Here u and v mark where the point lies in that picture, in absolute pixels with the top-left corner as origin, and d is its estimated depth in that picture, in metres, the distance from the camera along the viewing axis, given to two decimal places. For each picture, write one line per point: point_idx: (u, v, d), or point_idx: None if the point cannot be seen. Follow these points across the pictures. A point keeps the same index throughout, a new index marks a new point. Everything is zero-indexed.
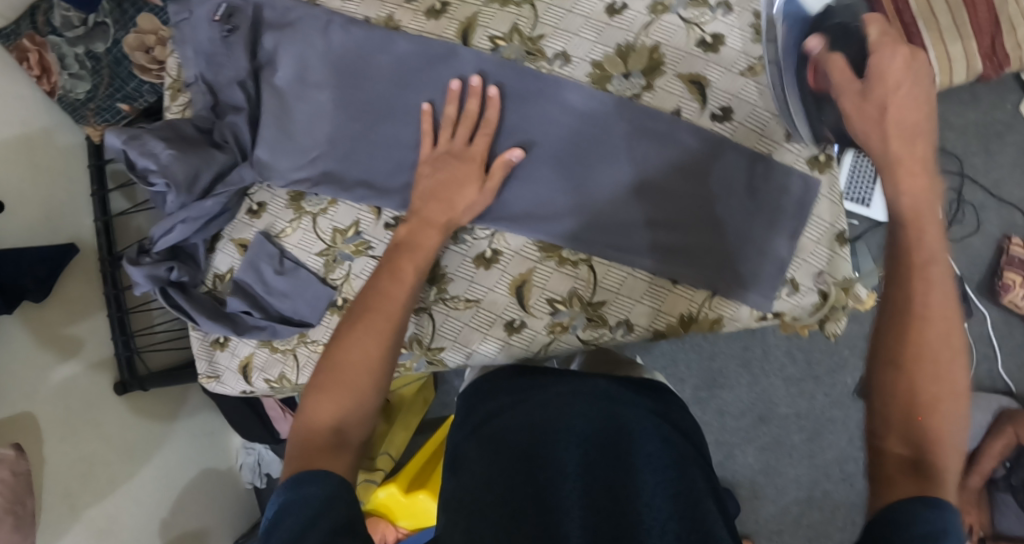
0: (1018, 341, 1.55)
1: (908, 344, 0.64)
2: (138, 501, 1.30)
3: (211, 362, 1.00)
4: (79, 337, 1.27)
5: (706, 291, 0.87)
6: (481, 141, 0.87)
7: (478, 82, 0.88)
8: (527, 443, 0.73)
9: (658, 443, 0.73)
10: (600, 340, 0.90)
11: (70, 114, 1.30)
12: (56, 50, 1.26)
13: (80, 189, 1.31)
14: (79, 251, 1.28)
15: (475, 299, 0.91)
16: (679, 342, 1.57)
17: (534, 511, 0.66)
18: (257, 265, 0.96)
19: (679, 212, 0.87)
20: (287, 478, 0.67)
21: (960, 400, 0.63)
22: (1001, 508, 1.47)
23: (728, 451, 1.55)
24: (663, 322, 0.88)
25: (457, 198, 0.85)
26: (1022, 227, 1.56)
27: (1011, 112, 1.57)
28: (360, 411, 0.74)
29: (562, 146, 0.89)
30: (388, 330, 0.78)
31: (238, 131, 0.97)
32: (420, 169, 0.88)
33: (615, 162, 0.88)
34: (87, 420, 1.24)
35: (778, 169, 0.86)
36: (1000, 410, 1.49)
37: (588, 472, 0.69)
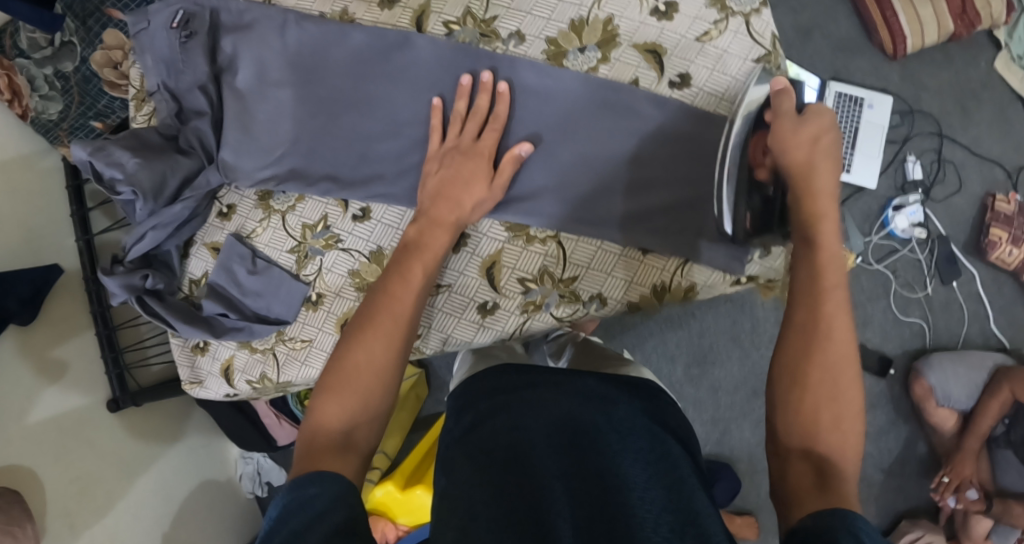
0: (1007, 298, 1.55)
1: (804, 368, 0.71)
2: (138, 515, 1.30)
3: (193, 367, 0.99)
4: (64, 360, 1.25)
5: (678, 259, 0.88)
6: (489, 137, 0.86)
7: (489, 78, 0.87)
8: (510, 450, 0.72)
9: (645, 441, 0.72)
10: (574, 316, 0.90)
11: (43, 134, 1.28)
12: (24, 72, 1.25)
13: (60, 211, 1.30)
14: (63, 275, 1.28)
15: (446, 284, 0.90)
16: (668, 323, 1.56)
17: (526, 510, 0.65)
18: (229, 267, 0.95)
19: (647, 182, 0.87)
20: (292, 478, 0.66)
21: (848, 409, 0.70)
22: (1003, 465, 1.50)
23: (725, 427, 1.56)
24: (636, 293, 0.89)
25: (463, 197, 0.84)
26: (1003, 183, 1.55)
27: (985, 71, 1.57)
28: (368, 412, 0.74)
29: (547, 126, 0.89)
30: (396, 335, 0.78)
31: (202, 136, 0.95)
32: (427, 166, 0.87)
33: (579, 137, 0.88)
34: (81, 438, 1.24)
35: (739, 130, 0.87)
36: (995, 368, 1.47)
37: (574, 471, 0.68)
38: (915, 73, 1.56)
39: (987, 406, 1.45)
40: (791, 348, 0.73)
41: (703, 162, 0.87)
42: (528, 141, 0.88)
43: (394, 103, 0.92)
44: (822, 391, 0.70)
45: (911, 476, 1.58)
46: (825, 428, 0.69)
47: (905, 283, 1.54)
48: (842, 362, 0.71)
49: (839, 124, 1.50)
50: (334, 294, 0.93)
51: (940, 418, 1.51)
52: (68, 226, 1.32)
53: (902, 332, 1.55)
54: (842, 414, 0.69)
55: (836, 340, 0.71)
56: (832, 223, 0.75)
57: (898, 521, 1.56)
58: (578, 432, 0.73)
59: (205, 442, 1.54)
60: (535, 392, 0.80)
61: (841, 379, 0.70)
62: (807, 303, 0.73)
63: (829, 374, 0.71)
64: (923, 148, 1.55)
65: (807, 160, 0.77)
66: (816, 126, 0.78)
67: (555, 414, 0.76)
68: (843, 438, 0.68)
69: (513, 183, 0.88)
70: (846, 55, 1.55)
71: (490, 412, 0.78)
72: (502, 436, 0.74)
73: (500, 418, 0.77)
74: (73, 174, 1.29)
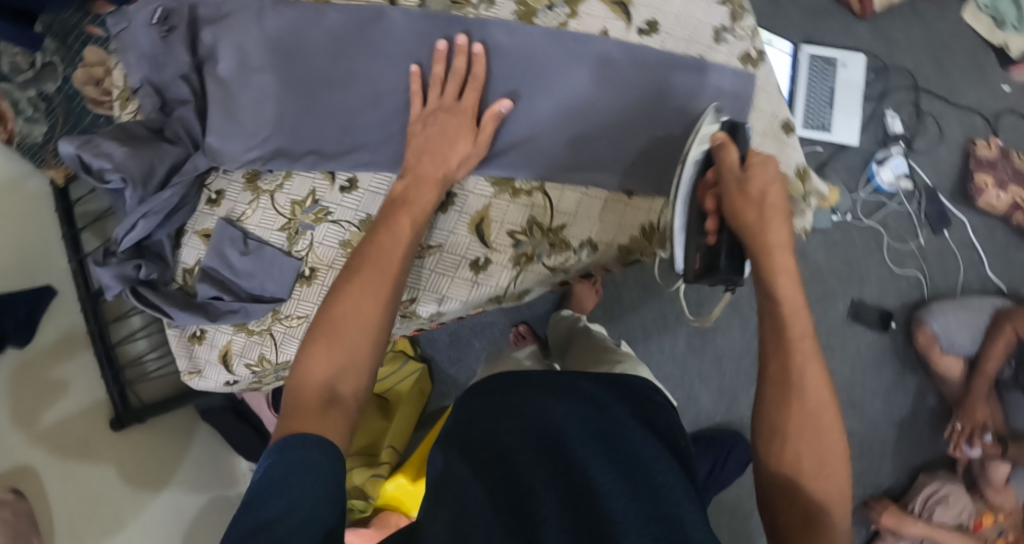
0: (999, 243, 1.57)
1: (788, 418, 0.72)
2: (146, 530, 1.29)
3: (190, 357, 0.99)
4: (65, 379, 1.24)
5: (662, 200, 0.91)
6: (471, 95, 0.87)
7: (464, 40, 0.87)
8: (501, 455, 0.75)
9: (635, 443, 0.75)
10: (566, 264, 0.91)
11: (30, 158, 1.23)
12: (8, 97, 1.19)
13: (50, 234, 1.28)
14: (58, 295, 1.26)
15: (437, 244, 0.90)
16: (665, 297, 1.55)
17: (513, 514, 0.68)
18: (221, 250, 0.95)
19: (626, 129, 0.90)
20: (277, 437, 0.68)
21: (836, 453, 0.71)
22: (1013, 407, 1.52)
23: (733, 396, 1.55)
24: (626, 236, 0.91)
25: (451, 153, 0.85)
26: (983, 130, 1.58)
27: (952, 23, 1.60)
28: (354, 367, 0.75)
29: (521, 80, 0.89)
30: (382, 286, 0.78)
31: (189, 125, 0.98)
32: (411, 127, 0.87)
33: (554, 89, 0.90)
34: (85, 458, 1.23)
35: (714, 70, 0.90)
36: (995, 312, 1.49)
37: (561, 480, 0.71)
38: (885, 30, 1.58)
39: (991, 347, 1.47)
40: (774, 394, 0.73)
41: (677, 102, 0.90)
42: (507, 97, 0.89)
43: (373, 76, 0.94)
44: (808, 445, 0.71)
45: (924, 430, 1.58)
46: (811, 472, 0.71)
47: (897, 236, 1.55)
48: (822, 408, 0.71)
49: (815, 84, 1.51)
50: (328, 267, 0.95)
51: (948, 365, 1.51)
52: (59, 248, 1.29)
53: (900, 286, 1.56)
54: (828, 462, 0.71)
55: (814, 392, 0.72)
56: (791, 280, 0.74)
57: (914, 475, 1.57)
58: (572, 430, 0.76)
59: (212, 456, 1.50)
60: (532, 391, 0.84)
61: (824, 425, 0.71)
62: (784, 371, 0.72)
63: (812, 428, 0.71)
64: (900, 102, 1.57)
65: (758, 210, 0.76)
66: (764, 175, 0.77)
67: (546, 418, 0.79)
68: (833, 482, 0.70)
69: (497, 138, 0.89)
70: (816, 19, 1.57)
71: (483, 409, 0.82)
72: (496, 436, 0.78)
73: (493, 416, 0.81)
74: (64, 195, 1.28)
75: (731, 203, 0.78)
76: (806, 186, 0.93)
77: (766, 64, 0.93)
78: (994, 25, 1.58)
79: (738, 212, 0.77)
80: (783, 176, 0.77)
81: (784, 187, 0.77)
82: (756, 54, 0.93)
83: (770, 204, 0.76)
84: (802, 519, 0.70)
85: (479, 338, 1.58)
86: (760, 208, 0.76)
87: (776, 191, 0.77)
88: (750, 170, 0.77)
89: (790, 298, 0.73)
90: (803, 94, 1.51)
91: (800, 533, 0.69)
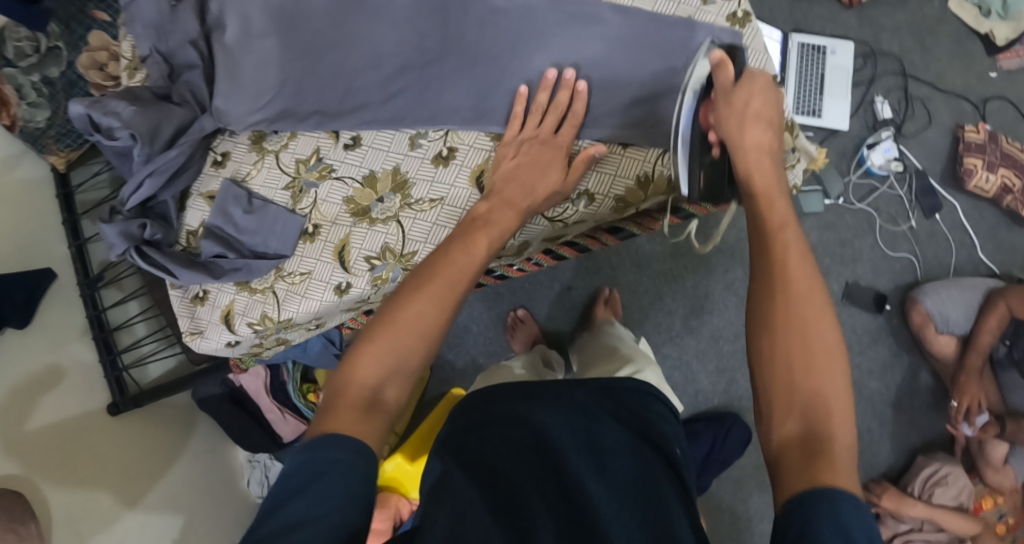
0: (989, 224, 1.60)
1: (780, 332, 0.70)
2: (141, 523, 1.24)
3: (193, 318, 1.00)
4: (60, 368, 1.22)
5: (657, 150, 0.91)
6: (567, 132, 0.89)
7: (571, 75, 0.89)
8: (496, 465, 0.76)
9: (632, 454, 0.79)
10: (564, 215, 0.93)
11: (31, 144, 1.23)
12: (11, 81, 1.20)
13: (50, 219, 1.27)
14: (57, 279, 1.25)
15: (438, 198, 0.94)
16: (661, 278, 1.57)
17: (508, 527, 0.70)
18: (225, 209, 0.97)
19: (624, 88, 0.91)
20: (311, 437, 0.69)
21: (833, 363, 0.69)
22: (1010, 385, 1.51)
23: (731, 377, 1.56)
24: (622, 187, 0.92)
25: (538, 184, 0.88)
26: (971, 114, 1.61)
27: (937, 9, 1.64)
28: (403, 372, 0.76)
29: (515, 39, 0.93)
30: (446, 299, 0.79)
31: (195, 89, 1.01)
32: (504, 150, 0.90)
33: (546, 49, 0.93)
34: (81, 447, 1.21)
35: (699, 27, 0.91)
36: (989, 290, 1.50)
37: (556, 496, 0.74)
38: (872, 18, 1.63)
39: (983, 322, 1.48)
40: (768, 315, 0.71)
41: (668, 58, 0.91)
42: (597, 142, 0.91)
43: (373, 37, 0.96)
44: (798, 338, 0.69)
45: (922, 409, 1.59)
46: (809, 391, 0.68)
47: (889, 218, 1.58)
48: (812, 303, 0.70)
49: (805, 72, 1.55)
50: (330, 223, 0.96)
51: (941, 345, 1.53)
52: (58, 233, 1.28)
53: (893, 267, 1.58)
54: (822, 362, 0.68)
55: (800, 286, 0.71)
56: (778, 196, 0.76)
57: (913, 456, 1.57)
58: (577, 439, 0.80)
59: (210, 447, 1.48)
60: (534, 401, 0.86)
61: (811, 321, 0.70)
62: (772, 268, 0.72)
63: (802, 324, 0.70)
64: (889, 88, 1.61)
65: (752, 118, 0.79)
66: (755, 88, 0.81)
67: (542, 433, 0.80)
68: (828, 389, 0.68)
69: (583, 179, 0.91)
70: (802, 6, 1.61)
71: (480, 418, 0.85)
72: (497, 438, 0.80)
73: (493, 423, 0.83)
74: (63, 182, 1.28)
75: (721, 112, 0.81)
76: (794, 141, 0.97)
77: (754, 23, 0.93)
78: (979, 14, 1.61)
79: (728, 120, 0.80)
80: (773, 91, 0.81)
81: (774, 101, 0.81)
82: (742, 15, 0.93)
83: (757, 108, 0.80)
84: (799, 438, 0.67)
85: (476, 322, 1.57)
86: (746, 113, 0.80)
87: (762, 102, 0.80)
88: (744, 82, 0.81)
89: (767, 189, 0.76)
90: (793, 82, 1.54)
91: (798, 455, 0.66)
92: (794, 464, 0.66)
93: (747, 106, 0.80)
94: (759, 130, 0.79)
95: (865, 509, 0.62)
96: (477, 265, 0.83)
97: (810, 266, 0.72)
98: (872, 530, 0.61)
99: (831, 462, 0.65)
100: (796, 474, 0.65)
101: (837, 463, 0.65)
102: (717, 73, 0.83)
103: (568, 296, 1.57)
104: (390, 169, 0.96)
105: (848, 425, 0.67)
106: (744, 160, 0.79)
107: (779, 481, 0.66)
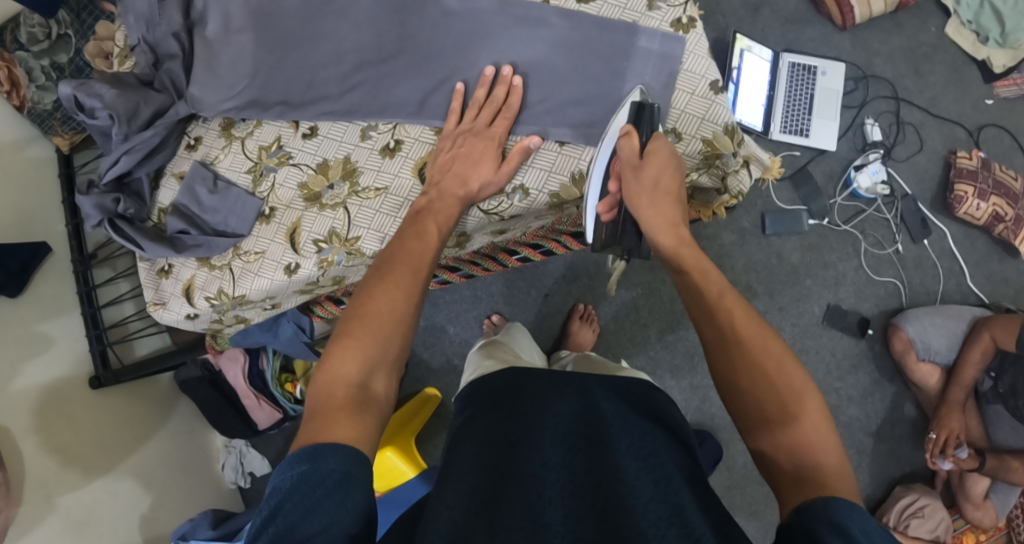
0: (980, 253, 1.57)
1: (747, 395, 0.74)
2: (115, 494, 1.27)
3: (157, 290, 1.07)
4: (51, 336, 1.25)
5: (591, 149, 0.96)
6: (501, 124, 0.95)
7: (508, 71, 0.96)
8: (508, 438, 0.83)
9: (638, 436, 0.83)
10: (500, 208, 0.99)
11: (38, 125, 1.29)
12: (23, 64, 1.26)
13: (50, 198, 1.31)
14: (51, 254, 1.28)
15: (383, 187, 1.00)
16: (637, 289, 1.57)
17: (513, 489, 0.76)
18: (191, 188, 1.04)
19: (566, 90, 0.96)
20: (299, 448, 0.68)
21: (813, 416, 0.71)
22: (995, 420, 1.45)
23: (704, 394, 1.54)
24: (557, 183, 0.97)
25: (472, 175, 0.93)
26: (964, 141, 1.60)
27: (935, 34, 1.63)
28: (384, 361, 0.76)
29: (463, 38, 0.98)
30: (411, 285, 0.81)
31: (174, 77, 1.07)
32: (442, 142, 0.96)
33: (488, 49, 0.98)
34: (62, 415, 1.23)
35: (623, 29, 0.96)
36: (975, 319, 1.46)
37: (567, 467, 0.80)
38: (865, 41, 1.62)
39: (967, 355, 1.42)
40: (734, 380, 0.75)
41: (605, 62, 0.96)
42: (536, 133, 0.97)
43: (337, 35, 1.01)
44: (767, 384, 0.73)
45: (905, 440, 1.53)
46: (803, 438, 0.70)
47: (875, 242, 1.56)
48: (773, 360, 0.74)
49: (794, 91, 1.55)
50: (285, 207, 1.02)
51: (923, 374, 1.48)
52: (56, 212, 1.32)
53: (878, 292, 1.55)
54: (791, 412, 0.71)
55: (755, 345, 0.75)
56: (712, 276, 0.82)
57: (891, 487, 1.52)
58: (575, 433, 0.84)
59: (187, 429, 1.53)
60: (534, 396, 0.91)
61: (787, 381, 0.73)
62: (724, 343, 0.76)
63: (764, 386, 0.73)
64: (881, 111, 1.60)
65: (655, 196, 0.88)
66: (658, 163, 0.89)
67: (549, 412, 0.87)
68: (802, 418, 0.71)
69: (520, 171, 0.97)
70: (795, 27, 1.62)
71: (487, 412, 0.89)
72: (502, 429, 0.85)
73: (499, 417, 0.88)
74: (67, 162, 1.34)
75: (630, 184, 0.90)
76: (735, 145, 0.98)
77: (699, 29, 0.98)
78: (977, 40, 1.60)
79: (636, 195, 0.89)
80: (673, 159, 0.90)
81: (675, 172, 0.89)
82: (687, 20, 0.97)
83: (657, 181, 0.88)
84: (791, 474, 0.68)
85: (453, 323, 1.59)
86: (655, 190, 0.88)
87: (668, 173, 0.89)
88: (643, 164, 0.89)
89: (696, 265, 0.82)
90: (782, 99, 1.55)
91: (789, 483, 0.68)
92: (786, 486, 0.68)
93: (652, 183, 0.89)
94: (664, 206, 0.88)
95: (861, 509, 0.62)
96: (432, 251, 0.87)
97: (756, 321, 0.77)
98: (874, 531, 0.61)
99: (820, 478, 0.66)
100: (792, 497, 0.67)
101: (829, 484, 0.66)
102: (623, 145, 0.91)
103: (545, 304, 1.58)
104: (342, 158, 1.01)
105: (833, 450, 0.69)
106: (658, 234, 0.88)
107: (783, 509, 0.67)
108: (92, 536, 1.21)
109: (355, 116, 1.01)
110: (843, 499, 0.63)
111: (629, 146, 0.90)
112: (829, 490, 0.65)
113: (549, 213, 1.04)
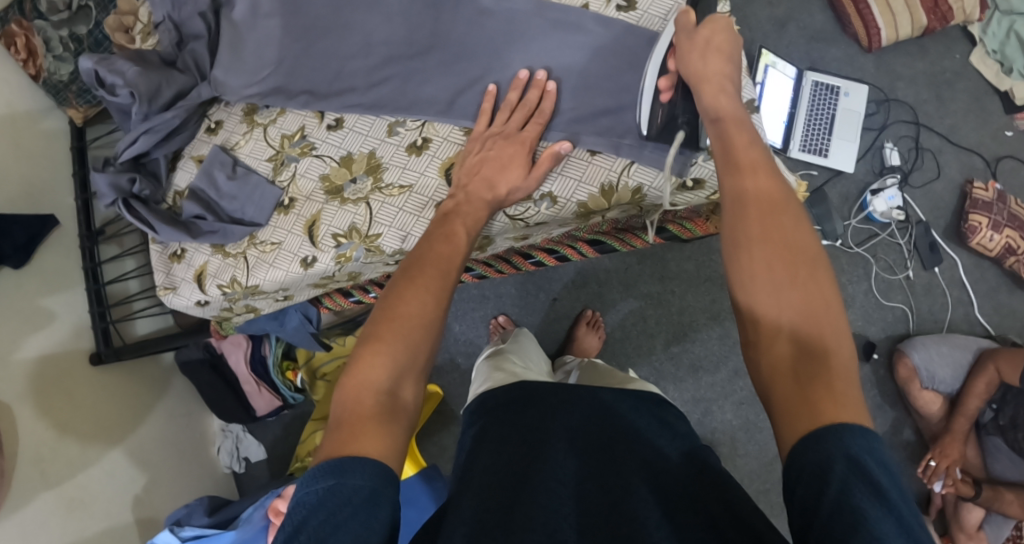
0: (990, 283, 1.57)
1: (754, 276, 0.71)
2: (110, 472, 1.25)
3: (168, 274, 1.06)
4: (53, 310, 1.23)
5: (625, 160, 0.94)
6: (533, 129, 0.93)
7: (542, 75, 0.94)
8: (522, 451, 0.82)
9: (649, 447, 0.82)
10: (525, 214, 0.98)
11: (53, 96, 1.25)
12: (42, 34, 1.22)
13: (62, 170, 1.28)
14: (58, 227, 1.26)
15: (408, 185, 0.98)
16: (645, 300, 1.56)
17: (527, 503, 0.75)
18: (210, 172, 1.03)
19: (601, 98, 0.95)
20: (324, 460, 0.66)
21: (831, 315, 0.69)
22: (993, 453, 1.45)
23: (706, 408, 1.53)
24: (585, 192, 0.96)
25: (500, 180, 0.92)
26: (981, 171, 1.60)
27: (959, 62, 1.63)
28: (412, 369, 0.75)
29: (498, 37, 0.97)
30: (439, 288, 0.80)
31: (198, 58, 1.06)
32: (471, 145, 0.95)
33: (523, 49, 0.97)
34: (60, 388, 1.21)
35: None
36: (981, 350, 1.46)
37: (580, 479, 0.78)
38: (889, 64, 1.62)
39: (972, 385, 1.42)
40: (738, 243, 0.73)
41: (638, 70, 0.94)
42: (566, 139, 0.95)
43: (366, 27, 1.00)
44: (781, 256, 0.71)
45: (900, 464, 1.53)
46: (819, 335, 0.67)
47: (886, 266, 1.55)
48: (787, 217, 0.73)
49: (816, 109, 1.54)
50: (305, 198, 1.01)
51: (925, 401, 1.47)
52: (66, 184, 1.29)
53: (886, 316, 1.55)
54: (803, 276, 0.70)
55: (771, 204, 0.74)
56: (742, 139, 0.79)
57: None
58: (590, 446, 0.83)
59: (185, 411, 1.51)
60: (546, 407, 0.89)
61: (805, 265, 0.71)
62: (742, 190, 0.75)
63: (784, 255, 0.71)
64: (900, 135, 1.60)
65: (706, 61, 0.85)
66: (713, 29, 0.86)
67: (563, 425, 0.86)
68: (824, 326, 0.68)
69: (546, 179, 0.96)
70: (820, 46, 1.61)
71: (499, 425, 0.88)
72: (515, 442, 0.84)
73: (511, 430, 0.86)
74: (79, 136, 1.30)
75: (683, 50, 0.87)
76: None
77: None
78: (1000, 71, 1.60)
79: (688, 56, 0.86)
80: (732, 32, 0.87)
81: (730, 41, 0.86)
82: None
83: (713, 48, 0.85)
84: (793, 368, 0.67)
85: (459, 321, 1.58)
86: (706, 48, 0.86)
87: (722, 41, 0.86)
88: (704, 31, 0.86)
89: (733, 114, 0.81)
90: (803, 117, 1.53)
91: (789, 379, 0.66)
92: (792, 399, 0.65)
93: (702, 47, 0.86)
94: (716, 63, 0.85)
95: (872, 435, 0.61)
96: (461, 253, 0.86)
97: (772, 168, 0.77)
98: (904, 492, 0.60)
99: (833, 396, 0.64)
100: (795, 405, 0.65)
101: (837, 388, 0.64)
102: (679, 20, 0.89)
103: (553, 308, 1.57)
104: (366, 153, 1.00)
105: (843, 337, 0.68)
106: (702, 92, 0.84)
107: (778, 416, 0.66)
108: (83, 516, 1.19)
109: (381, 109, 0.99)
110: (850, 424, 0.62)
111: (686, 17, 0.88)
112: (838, 405, 0.63)
113: (573, 222, 1.03)
